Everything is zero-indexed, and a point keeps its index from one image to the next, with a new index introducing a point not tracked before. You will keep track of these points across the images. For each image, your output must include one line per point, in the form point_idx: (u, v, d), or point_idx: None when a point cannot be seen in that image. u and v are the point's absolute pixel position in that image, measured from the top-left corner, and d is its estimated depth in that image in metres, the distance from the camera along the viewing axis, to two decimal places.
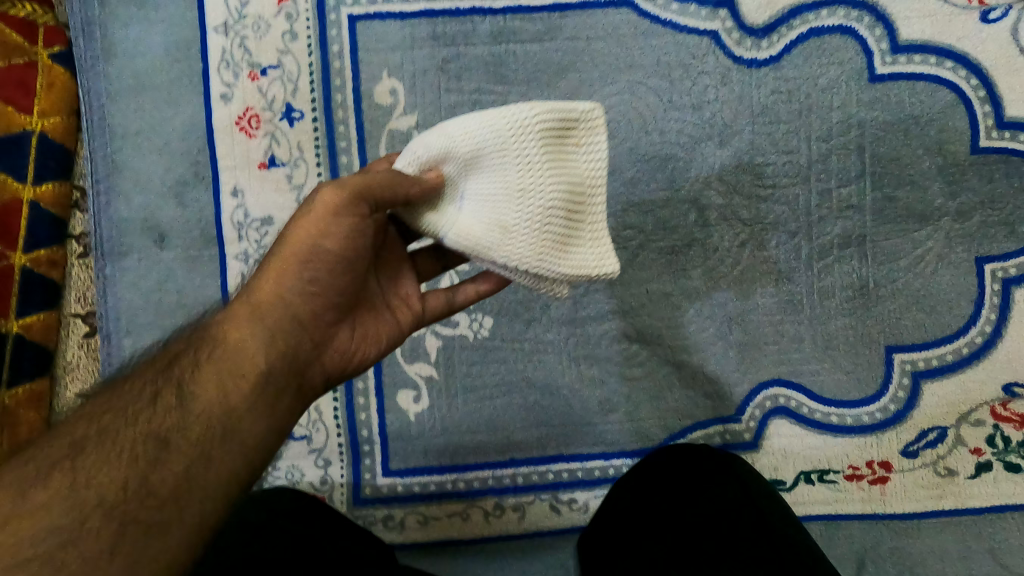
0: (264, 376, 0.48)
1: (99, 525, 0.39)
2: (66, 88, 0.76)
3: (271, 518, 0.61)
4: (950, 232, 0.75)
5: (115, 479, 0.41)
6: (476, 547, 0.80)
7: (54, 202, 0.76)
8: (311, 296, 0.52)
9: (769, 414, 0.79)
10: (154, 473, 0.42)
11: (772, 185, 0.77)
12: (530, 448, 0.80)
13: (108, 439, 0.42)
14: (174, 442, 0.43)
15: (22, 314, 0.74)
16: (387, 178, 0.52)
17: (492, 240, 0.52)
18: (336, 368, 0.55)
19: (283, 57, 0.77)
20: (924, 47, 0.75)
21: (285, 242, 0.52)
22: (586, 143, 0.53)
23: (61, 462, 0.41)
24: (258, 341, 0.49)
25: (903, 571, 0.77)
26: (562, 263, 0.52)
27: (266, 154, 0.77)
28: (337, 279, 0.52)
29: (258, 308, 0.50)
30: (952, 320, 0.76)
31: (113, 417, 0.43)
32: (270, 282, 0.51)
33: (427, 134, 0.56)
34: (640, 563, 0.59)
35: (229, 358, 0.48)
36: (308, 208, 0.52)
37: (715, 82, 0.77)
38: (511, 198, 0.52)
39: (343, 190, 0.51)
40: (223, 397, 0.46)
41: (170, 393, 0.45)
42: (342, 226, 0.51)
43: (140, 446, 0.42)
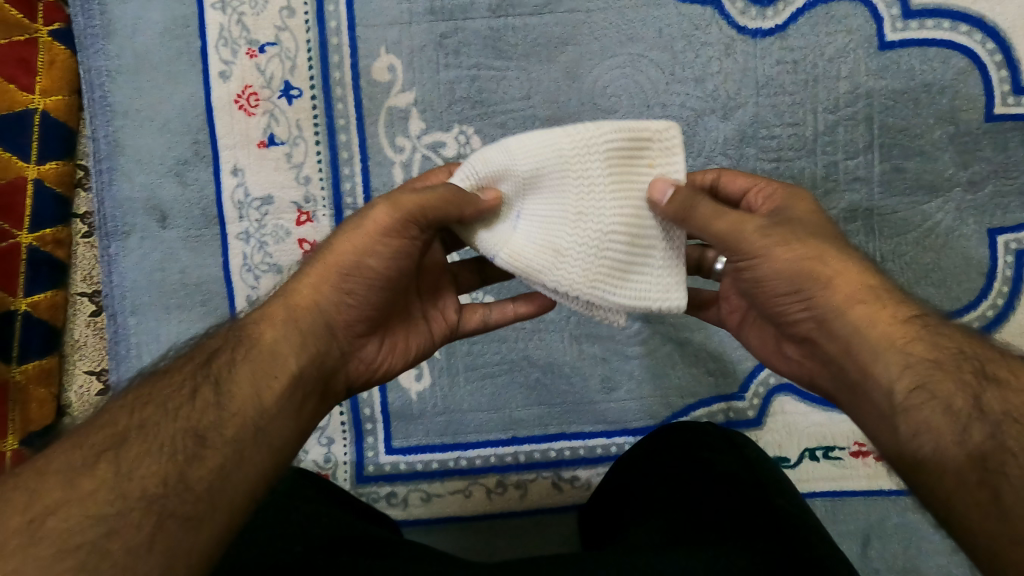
0: (298, 379, 0.47)
1: (138, 519, 0.37)
2: (66, 66, 0.76)
3: (290, 499, 0.59)
4: (961, 203, 0.74)
5: (153, 475, 0.38)
6: (478, 524, 0.80)
7: (58, 180, 0.76)
8: (348, 306, 0.51)
9: (774, 390, 0.79)
10: (191, 470, 0.39)
11: (777, 158, 0.75)
12: (531, 426, 0.80)
13: (147, 432, 0.40)
14: (210, 439, 0.41)
15: (30, 292, 0.75)
16: (440, 199, 0.51)
17: (547, 262, 0.51)
18: (360, 379, 0.55)
19: (281, 33, 0.76)
20: (937, 12, 0.73)
21: (329, 252, 0.51)
22: (658, 166, 0.53)
23: (105, 453, 0.39)
24: (291, 346, 0.47)
25: (908, 546, 0.77)
26: (618, 289, 0.52)
27: (265, 132, 0.77)
28: (377, 293, 0.52)
29: (295, 313, 0.49)
30: (965, 294, 0.74)
31: (153, 411, 0.42)
32: (309, 287, 0.51)
33: (488, 148, 0.55)
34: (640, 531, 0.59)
35: (264, 355, 0.46)
36: (358, 222, 0.52)
37: (719, 54, 0.75)
38: (571, 220, 0.51)
39: (397, 211, 0.51)
40: (258, 398, 0.44)
41: (209, 390, 0.43)
42: (388, 246, 0.51)
43: (179, 441, 0.40)
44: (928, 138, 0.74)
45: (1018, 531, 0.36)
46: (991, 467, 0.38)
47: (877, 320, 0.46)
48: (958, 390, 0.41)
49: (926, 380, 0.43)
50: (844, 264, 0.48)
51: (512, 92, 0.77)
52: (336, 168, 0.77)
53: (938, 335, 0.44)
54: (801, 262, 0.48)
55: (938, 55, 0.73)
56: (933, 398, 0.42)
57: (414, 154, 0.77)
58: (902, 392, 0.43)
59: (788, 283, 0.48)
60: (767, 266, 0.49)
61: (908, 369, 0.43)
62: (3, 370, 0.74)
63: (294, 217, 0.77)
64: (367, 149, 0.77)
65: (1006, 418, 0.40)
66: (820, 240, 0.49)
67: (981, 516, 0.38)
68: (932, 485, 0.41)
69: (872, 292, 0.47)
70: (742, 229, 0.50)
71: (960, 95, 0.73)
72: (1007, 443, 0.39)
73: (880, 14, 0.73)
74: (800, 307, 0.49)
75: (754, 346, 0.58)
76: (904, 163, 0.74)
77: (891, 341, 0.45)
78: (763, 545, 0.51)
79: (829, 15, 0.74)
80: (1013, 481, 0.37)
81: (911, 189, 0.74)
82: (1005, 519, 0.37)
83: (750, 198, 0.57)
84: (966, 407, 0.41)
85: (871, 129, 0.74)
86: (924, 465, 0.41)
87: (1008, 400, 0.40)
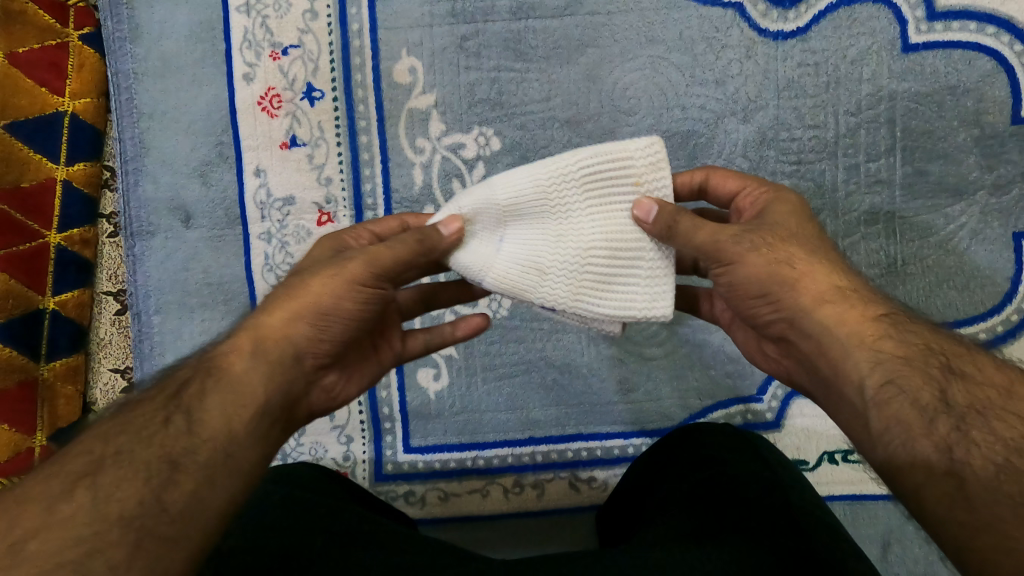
0: (266, 408, 0.47)
1: (117, 538, 0.39)
2: (95, 69, 0.78)
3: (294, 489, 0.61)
4: (985, 206, 0.73)
5: (129, 498, 0.40)
6: (496, 523, 0.81)
7: (86, 181, 0.78)
8: (319, 342, 0.52)
9: (792, 393, 0.79)
10: (167, 493, 0.41)
11: (797, 160, 0.75)
12: (549, 426, 0.80)
13: (122, 459, 0.42)
14: (184, 464, 0.42)
15: (58, 291, 0.76)
16: (407, 249, 0.52)
17: (529, 282, 0.54)
18: (321, 406, 0.56)
19: (303, 36, 0.77)
20: (963, 14, 0.73)
21: (305, 292, 0.51)
22: (645, 183, 0.54)
23: (83, 478, 0.41)
24: (260, 375, 0.48)
25: (928, 551, 0.76)
26: (601, 304, 0.54)
27: (288, 133, 0.78)
28: (347, 331, 0.53)
29: (264, 344, 0.49)
30: (987, 298, 0.73)
31: (126, 439, 0.43)
32: (280, 322, 0.51)
33: (474, 188, 0.55)
34: (655, 528, 0.58)
35: (231, 386, 0.47)
36: (335, 267, 0.52)
37: (740, 56, 0.75)
38: (551, 241, 0.53)
39: (374, 265, 0.52)
40: (227, 425, 0.45)
41: (181, 418, 0.44)
42: (363, 298, 0.52)
43: (153, 467, 0.42)
44: (951, 141, 0.73)
45: (979, 519, 0.37)
46: (956, 457, 0.39)
47: (845, 319, 0.46)
48: (926, 384, 0.42)
49: (896, 376, 0.42)
50: (813, 266, 0.48)
51: (532, 94, 0.77)
52: (357, 169, 0.78)
53: (906, 333, 0.44)
54: (770, 267, 0.48)
55: (963, 57, 0.73)
56: (902, 393, 0.42)
57: (434, 155, 0.78)
58: (873, 387, 0.43)
59: (759, 287, 0.48)
60: (741, 270, 0.49)
61: (879, 365, 0.43)
62: (32, 367, 0.75)
63: (315, 217, 0.78)
64: (388, 151, 0.78)
65: (969, 410, 0.40)
66: (791, 243, 0.49)
67: (948, 507, 0.38)
68: (904, 478, 0.40)
69: (841, 294, 0.47)
70: (717, 239, 0.49)
71: (985, 97, 0.73)
72: (971, 435, 0.39)
73: (904, 16, 0.73)
74: (768, 308, 0.49)
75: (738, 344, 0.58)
76: (927, 166, 0.73)
77: (860, 340, 0.44)
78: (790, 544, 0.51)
79: (852, 17, 0.74)
80: (978, 471, 0.38)
81: (934, 192, 0.73)
82: (970, 508, 0.37)
83: (738, 201, 0.56)
84: (933, 401, 0.41)
85: (894, 132, 0.74)
86: (894, 458, 0.41)
87: (973, 393, 0.41)
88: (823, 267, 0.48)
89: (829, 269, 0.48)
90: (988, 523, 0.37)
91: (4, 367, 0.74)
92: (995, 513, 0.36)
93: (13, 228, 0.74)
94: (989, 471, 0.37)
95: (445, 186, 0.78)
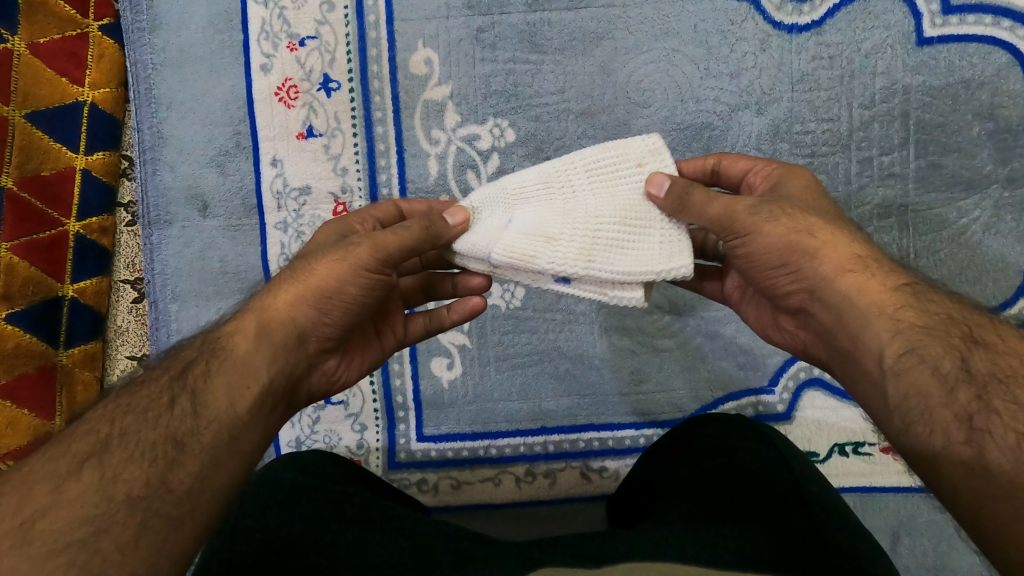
0: (269, 391, 0.49)
1: (124, 517, 0.40)
2: (114, 59, 0.79)
3: (308, 475, 0.61)
4: (999, 200, 0.73)
5: (136, 478, 0.41)
6: (507, 511, 0.82)
7: (105, 170, 0.79)
8: (322, 326, 0.52)
9: (803, 385, 0.80)
10: (172, 474, 0.42)
11: (811, 153, 0.75)
12: (562, 416, 0.81)
13: (128, 439, 0.43)
14: (188, 445, 0.43)
15: (76, 279, 0.77)
16: (412, 236, 0.53)
17: (537, 249, 0.52)
18: (321, 390, 0.57)
19: (320, 27, 0.78)
20: (978, 7, 0.73)
21: (310, 276, 0.52)
22: (649, 159, 0.55)
23: (89, 459, 0.42)
24: (264, 357, 0.49)
25: (938, 544, 0.77)
26: (615, 266, 0.52)
27: (304, 124, 0.78)
28: (349, 317, 0.53)
29: (269, 327, 0.50)
30: (1000, 291, 0.74)
31: (133, 419, 0.44)
32: (285, 304, 0.51)
33: (484, 187, 0.58)
34: (662, 510, 0.60)
35: (237, 367, 0.48)
36: (340, 253, 0.53)
37: (754, 49, 0.76)
38: (557, 212, 0.54)
39: (378, 253, 0.52)
40: (232, 408, 0.46)
41: (186, 400, 0.45)
42: (367, 280, 0.52)
43: (159, 448, 0.43)
44: (965, 135, 0.74)
45: (998, 486, 0.38)
46: (977, 426, 0.39)
47: (865, 288, 0.46)
48: (947, 353, 0.42)
49: (916, 345, 0.43)
50: (834, 250, 0.48)
51: (548, 86, 0.77)
52: (373, 159, 0.78)
53: (926, 302, 0.45)
54: (789, 236, 0.49)
55: (978, 51, 0.73)
56: (923, 362, 0.42)
57: (449, 146, 0.78)
58: (892, 356, 0.44)
59: (779, 257, 0.49)
60: (759, 241, 0.49)
61: (899, 334, 0.44)
62: (52, 353, 0.76)
63: (331, 207, 0.79)
64: (404, 141, 0.78)
65: (992, 378, 0.41)
66: (811, 213, 0.50)
67: (966, 476, 0.39)
68: (922, 448, 0.42)
69: (860, 262, 0.48)
70: (733, 210, 0.50)
71: (1000, 91, 0.73)
72: (993, 403, 0.40)
73: (919, 9, 0.73)
74: (788, 279, 0.50)
75: (751, 320, 0.59)
76: (941, 159, 0.74)
77: (880, 309, 0.45)
78: (796, 522, 0.51)
79: (867, 10, 0.74)
80: (999, 440, 0.38)
81: (948, 185, 0.74)
82: (989, 477, 0.38)
83: (750, 178, 0.57)
84: (954, 369, 0.42)
85: (908, 125, 0.74)
86: (912, 429, 0.42)
87: (996, 361, 0.42)
88: (847, 237, 0.49)
89: (850, 239, 0.49)
90: (1007, 490, 0.38)
91: (23, 353, 0.74)
92: (1013, 480, 0.37)
93: (33, 216, 0.75)
94: (1009, 439, 0.38)
95: (460, 177, 0.78)
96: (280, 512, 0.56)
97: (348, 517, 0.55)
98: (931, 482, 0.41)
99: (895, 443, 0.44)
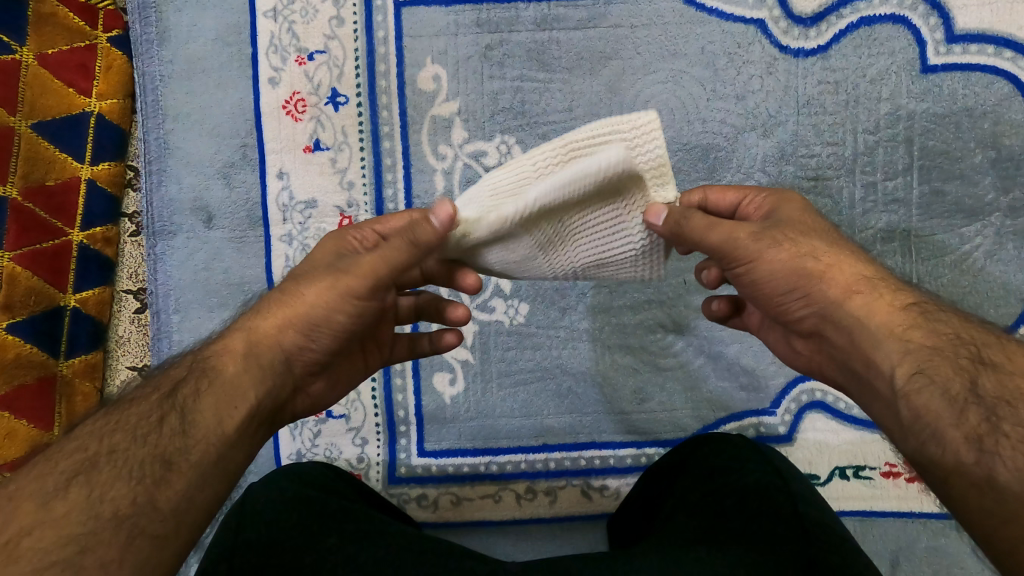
0: (258, 411, 0.49)
1: (110, 535, 0.39)
2: (121, 71, 0.79)
3: (303, 489, 0.60)
4: (1001, 228, 0.74)
5: (123, 496, 0.41)
6: (507, 529, 0.81)
7: (110, 181, 0.79)
8: (309, 350, 0.53)
9: (806, 407, 0.80)
10: (160, 491, 0.42)
11: (816, 176, 0.76)
12: (563, 434, 0.81)
13: (117, 458, 0.43)
14: (176, 463, 0.43)
15: (79, 289, 0.77)
16: (390, 239, 0.51)
17: None
18: (306, 409, 0.57)
19: (330, 41, 0.78)
20: (981, 37, 0.74)
21: (298, 300, 0.52)
22: None
23: (76, 477, 0.41)
24: (251, 378, 0.49)
25: (937, 570, 0.77)
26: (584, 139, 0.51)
27: (311, 137, 0.78)
28: (337, 343, 0.54)
29: (255, 350, 0.50)
30: (1001, 318, 0.74)
31: (122, 437, 0.44)
32: (273, 326, 0.51)
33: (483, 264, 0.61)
34: (658, 535, 0.59)
35: (225, 387, 0.47)
36: (330, 277, 0.53)
37: (760, 72, 0.76)
38: None
39: (370, 280, 0.52)
40: (220, 425, 0.46)
41: (175, 418, 0.45)
42: (357, 307, 0.52)
43: (147, 465, 0.42)
44: (968, 162, 0.74)
45: (1010, 509, 0.38)
46: (987, 448, 0.39)
47: (874, 310, 0.47)
48: (957, 374, 0.42)
49: (926, 366, 0.43)
50: (840, 278, 0.48)
51: (555, 104, 0.78)
52: (380, 174, 0.79)
53: (936, 323, 0.45)
54: (793, 261, 0.49)
55: (981, 80, 0.74)
56: (933, 383, 0.42)
57: (456, 162, 0.78)
58: (902, 378, 0.44)
59: (786, 283, 0.49)
60: (763, 268, 0.50)
61: (908, 355, 0.44)
62: (52, 363, 0.76)
63: (336, 221, 0.79)
64: (410, 157, 0.79)
65: (1000, 400, 0.41)
66: (812, 239, 0.51)
67: (977, 496, 0.39)
68: (936, 469, 0.41)
69: (868, 283, 0.48)
70: (736, 239, 0.50)
71: (1002, 120, 0.74)
72: (1002, 427, 0.40)
73: (923, 37, 0.74)
74: (799, 304, 0.50)
75: (775, 345, 0.59)
76: (944, 186, 0.74)
77: (891, 330, 0.45)
78: (785, 550, 0.51)
79: (872, 37, 0.75)
80: (1010, 462, 0.38)
81: (951, 212, 0.74)
82: (999, 499, 0.38)
83: (743, 209, 0.57)
84: (963, 391, 0.41)
85: (911, 151, 0.75)
86: (924, 448, 0.42)
87: (1004, 384, 0.41)
88: (852, 259, 0.50)
89: (856, 260, 0.50)
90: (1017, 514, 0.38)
91: (23, 362, 0.74)
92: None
93: (37, 226, 0.75)
94: (1018, 462, 0.38)
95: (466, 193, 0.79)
96: (276, 519, 0.56)
97: (345, 529, 0.55)
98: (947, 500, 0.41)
99: (911, 457, 0.44)
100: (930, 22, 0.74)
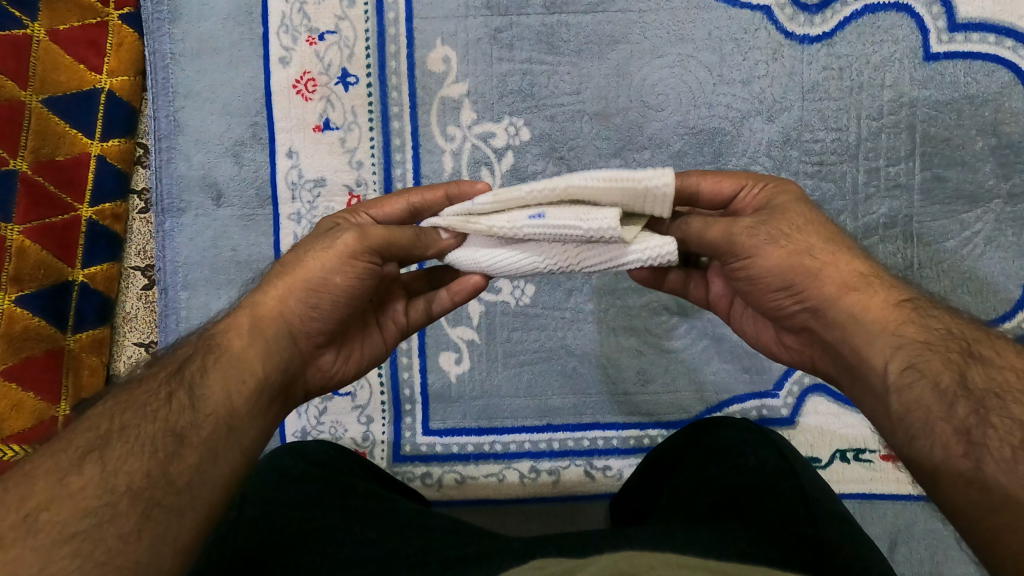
0: (263, 383, 0.48)
1: (126, 508, 0.40)
2: (133, 48, 0.79)
3: (312, 467, 0.61)
4: (1000, 214, 0.75)
5: (137, 470, 0.41)
6: (509, 507, 0.82)
7: (121, 157, 0.79)
8: (312, 321, 0.52)
9: (808, 391, 0.81)
10: (173, 466, 0.42)
11: (820, 161, 0.77)
12: (566, 414, 0.82)
13: (128, 433, 0.43)
14: (188, 438, 0.43)
15: (88, 265, 0.77)
16: (404, 236, 0.53)
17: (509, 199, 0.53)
18: (317, 385, 0.57)
19: (340, 22, 0.79)
20: (982, 26, 0.75)
21: (297, 269, 0.52)
22: None
23: (90, 453, 0.42)
24: (256, 352, 0.49)
25: (934, 553, 0.78)
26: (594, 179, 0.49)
27: (321, 117, 0.79)
28: (340, 311, 0.53)
29: (258, 322, 0.50)
30: (1000, 304, 0.75)
31: (133, 414, 0.44)
32: (275, 299, 0.52)
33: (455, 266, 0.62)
34: (664, 512, 0.61)
35: (231, 360, 0.48)
36: (327, 243, 0.53)
37: (766, 58, 0.77)
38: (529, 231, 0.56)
39: (374, 249, 0.52)
40: (229, 401, 0.46)
41: (183, 394, 0.45)
42: (355, 270, 0.52)
43: (160, 441, 0.43)
44: (969, 150, 0.75)
45: (995, 500, 0.38)
46: (975, 440, 0.40)
47: (869, 306, 0.47)
48: (946, 368, 0.43)
49: (918, 361, 0.44)
50: (834, 254, 0.49)
51: (563, 86, 0.79)
52: (389, 154, 0.79)
53: (928, 318, 0.46)
54: (789, 258, 0.49)
55: (982, 68, 0.75)
56: (923, 377, 0.43)
57: (464, 143, 0.79)
58: (895, 372, 0.44)
59: (782, 279, 0.49)
60: (760, 263, 0.50)
61: (900, 351, 0.45)
62: (59, 337, 0.76)
63: (344, 199, 0.79)
64: (419, 137, 0.79)
65: (988, 393, 0.41)
66: (808, 233, 0.50)
67: (963, 488, 0.40)
68: (924, 463, 0.42)
69: (864, 281, 0.48)
70: (732, 233, 0.50)
71: (1002, 108, 0.75)
72: (990, 418, 0.40)
73: (926, 26, 0.75)
74: (791, 299, 0.50)
75: (750, 335, 0.59)
76: (946, 172, 0.75)
77: (884, 326, 0.46)
78: (795, 528, 0.51)
79: (876, 24, 0.76)
80: (997, 453, 0.39)
81: (951, 199, 0.76)
82: (985, 491, 0.39)
83: (743, 198, 0.55)
84: (953, 384, 0.42)
85: (914, 138, 0.76)
86: (915, 442, 0.43)
87: (992, 376, 0.42)
88: (849, 255, 0.49)
89: (852, 256, 0.49)
90: (1005, 503, 0.38)
91: (31, 336, 0.74)
92: (1013, 498, 0.38)
93: (47, 201, 0.75)
94: (1005, 453, 0.39)
95: (475, 173, 0.79)
96: (277, 511, 0.55)
97: (351, 505, 0.56)
98: (932, 489, 0.42)
99: (899, 452, 0.45)
100: (933, 11, 0.75)
